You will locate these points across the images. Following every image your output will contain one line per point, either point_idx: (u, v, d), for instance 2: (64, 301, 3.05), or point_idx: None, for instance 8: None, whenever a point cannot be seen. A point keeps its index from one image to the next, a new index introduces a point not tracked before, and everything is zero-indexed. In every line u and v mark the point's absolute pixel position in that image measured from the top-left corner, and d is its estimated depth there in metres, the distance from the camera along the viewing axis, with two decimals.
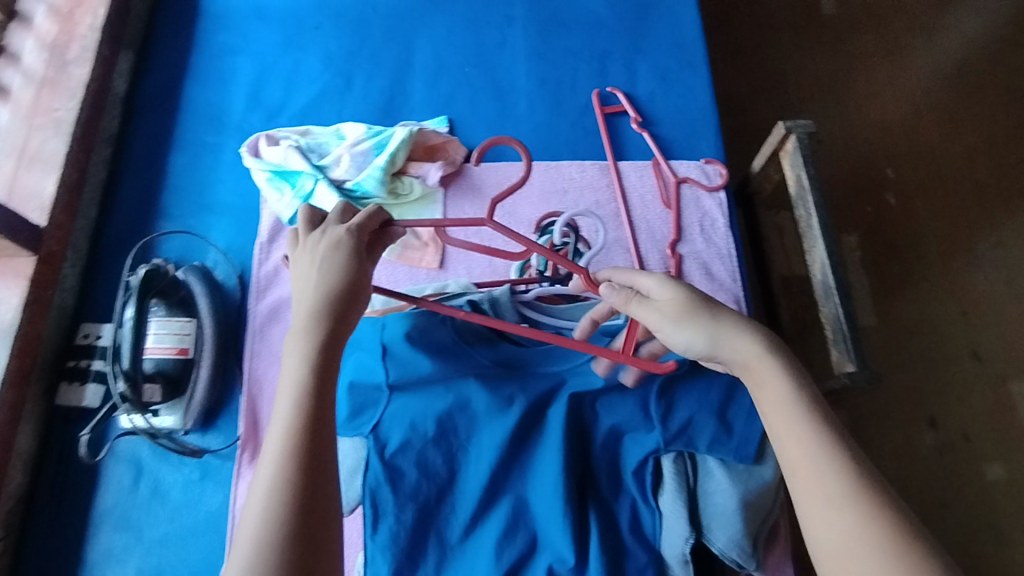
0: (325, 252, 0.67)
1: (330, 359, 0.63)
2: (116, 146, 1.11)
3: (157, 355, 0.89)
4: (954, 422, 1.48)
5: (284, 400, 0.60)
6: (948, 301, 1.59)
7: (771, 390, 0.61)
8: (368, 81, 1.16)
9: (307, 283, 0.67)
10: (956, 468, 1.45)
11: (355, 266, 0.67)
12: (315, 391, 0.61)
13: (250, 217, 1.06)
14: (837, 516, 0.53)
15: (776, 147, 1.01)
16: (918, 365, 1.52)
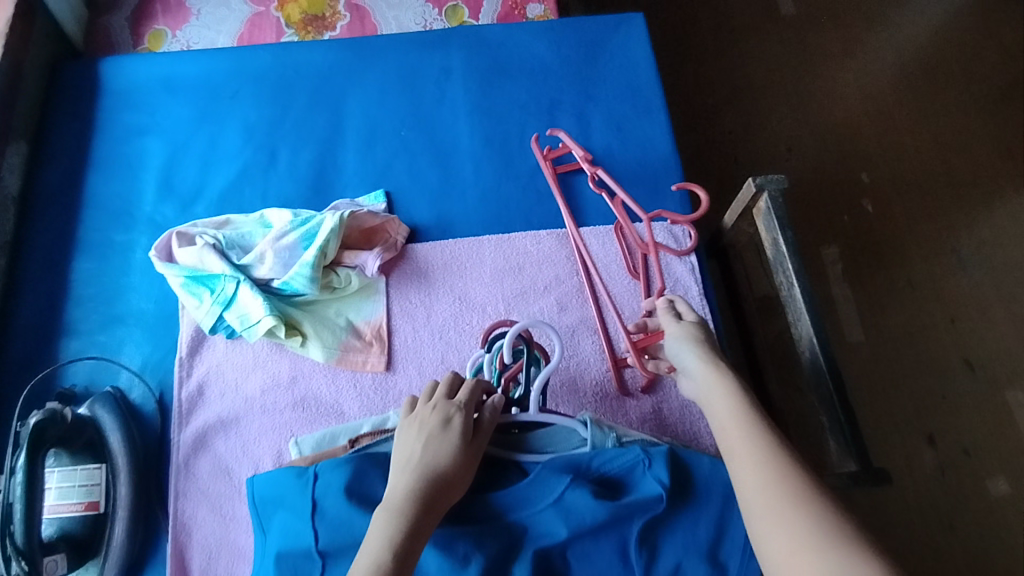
0: (436, 433, 0.65)
1: (419, 536, 0.59)
2: (13, 255, 0.98)
3: (61, 515, 0.78)
4: (952, 437, 1.39)
5: (358, 575, 0.56)
6: (935, 310, 1.51)
7: (721, 409, 0.67)
8: (294, 156, 1.04)
9: (410, 453, 0.65)
10: (961, 487, 1.35)
11: (465, 448, 0.65)
12: (393, 573, 0.56)
13: (167, 327, 0.93)
14: (779, 517, 0.56)
15: (748, 206, 0.92)
16: (912, 381, 1.43)
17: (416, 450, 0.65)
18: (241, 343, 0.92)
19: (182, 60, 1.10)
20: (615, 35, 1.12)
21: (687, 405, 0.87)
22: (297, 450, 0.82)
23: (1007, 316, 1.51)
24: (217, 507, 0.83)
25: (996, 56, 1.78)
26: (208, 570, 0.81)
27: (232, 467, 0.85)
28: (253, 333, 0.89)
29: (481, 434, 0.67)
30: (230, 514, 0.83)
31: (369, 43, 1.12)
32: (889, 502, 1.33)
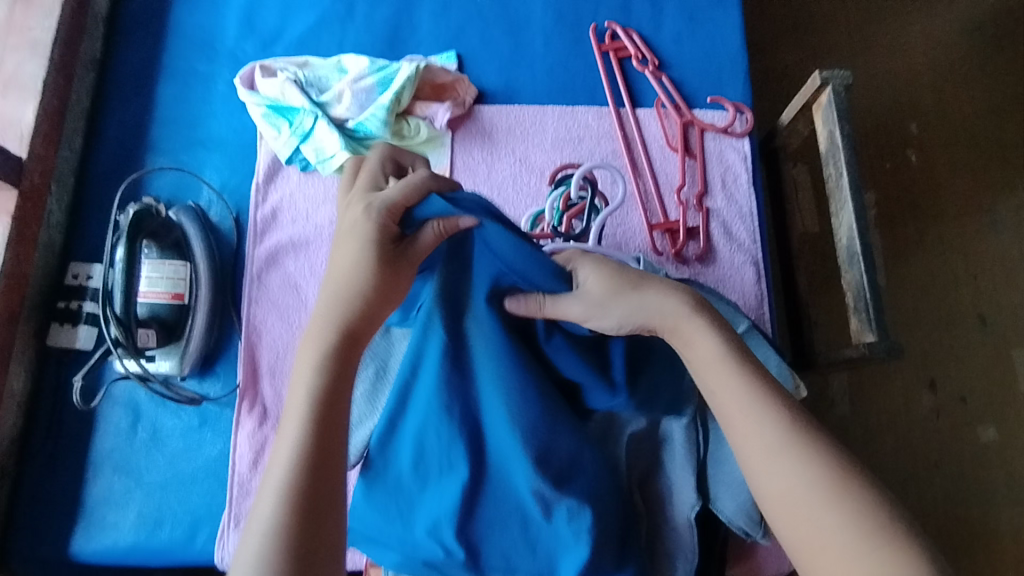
0: (358, 215, 0.60)
1: (335, 399, 0.58)
2: (100, 72, 1.02)
3: (151, 299, 0.86)
4: (954, 384, 1.45)
5: (286, 439, 0.57)
6: (961, 266, 1.53)
7: (697, 351, 0.61)
8: (372, 10, 1.06)
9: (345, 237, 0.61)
10: (951, 428, 1.43)
11: (383, 258, 0.59)
12: (321, 427, 0.57)
13: (245, 155, 0.99)
14: (785, 468, 0.55)
15: (809, 100, 0.95)
16: (924, 327, 1.48)
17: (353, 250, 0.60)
18: (314, 176, 0.98)
19: None
20: None
21: (723, 279, 0.93)
22: None
23: None
24: (285, 316, 0.92)
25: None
26: (276, 367, 0.90)
27: (300, 284, 0.94)
28: (328, 166, 0.95)
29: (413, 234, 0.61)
30: (297, 323, 0.92)
31: None
32: (879, 433, 1.41)
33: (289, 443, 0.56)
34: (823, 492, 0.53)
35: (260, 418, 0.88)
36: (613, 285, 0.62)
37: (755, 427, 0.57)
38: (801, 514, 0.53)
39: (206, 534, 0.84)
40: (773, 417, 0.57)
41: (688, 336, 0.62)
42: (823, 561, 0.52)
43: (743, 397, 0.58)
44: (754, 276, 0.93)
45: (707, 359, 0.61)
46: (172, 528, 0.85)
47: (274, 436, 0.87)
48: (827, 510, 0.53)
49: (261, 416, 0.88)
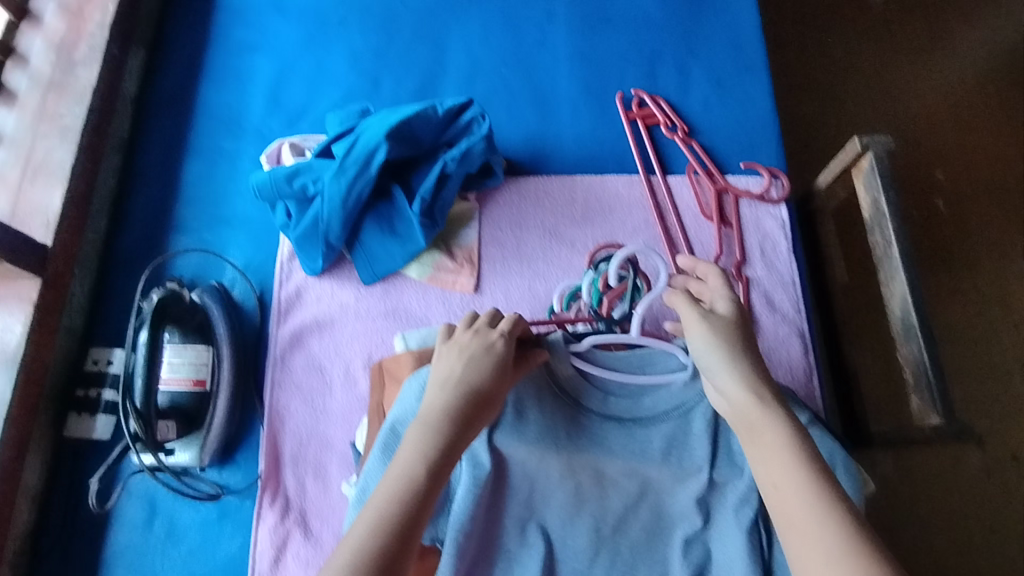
0: (476, 352, 0.63)
1: (440, 473, 0.56)
2: (127, 152, 1.02)
3: (172, 387, 0.83)
4: (1004, 442, 1.37)
5: (366, 517, 0.53)
6: (1000, 317, 1.47)
7: (735, 396, 0.62)
8: (397, 85, 1.06)
9: (449, 369, 0.62)
10: (1005, 491, 1.34)
11: (502, 370, 0.63)
12: (410, 509, 0.53)
13: (270, 233, 0.97)
14: (804, 526, 0.53)
15: (849, 165, 0.92)
16: (969, 385, 1.41)
17: (453, 370, 0.62)
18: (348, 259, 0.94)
19: None
20: None
21: (767, 353, 0.88)
22: (404, 343, 0.78)
23: None
24: (309, 400, 0.88)
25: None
26: (298, 455, 0.86)
27: (324, 365, 0.90)
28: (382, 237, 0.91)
29: (523, 365, 0.67)
30: (321, 408, 0.88)
31: None
32: (932, 494, 1.32)
33: (366, 528, 0.52)
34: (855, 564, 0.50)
35: (282, 511, 0.83)
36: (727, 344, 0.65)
37: (798, 497, 0.54)
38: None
39: None
40: (826, 507, 0.53)
41: (756, 421, 0.60)
42: None
43: (792, 486, 0.55)
44: (801, 349, 0.89)
45: (767, 449, 0.58)
46: None
47: (296, 530, 0.82)
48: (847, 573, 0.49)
49: (283, 509, 0.83)
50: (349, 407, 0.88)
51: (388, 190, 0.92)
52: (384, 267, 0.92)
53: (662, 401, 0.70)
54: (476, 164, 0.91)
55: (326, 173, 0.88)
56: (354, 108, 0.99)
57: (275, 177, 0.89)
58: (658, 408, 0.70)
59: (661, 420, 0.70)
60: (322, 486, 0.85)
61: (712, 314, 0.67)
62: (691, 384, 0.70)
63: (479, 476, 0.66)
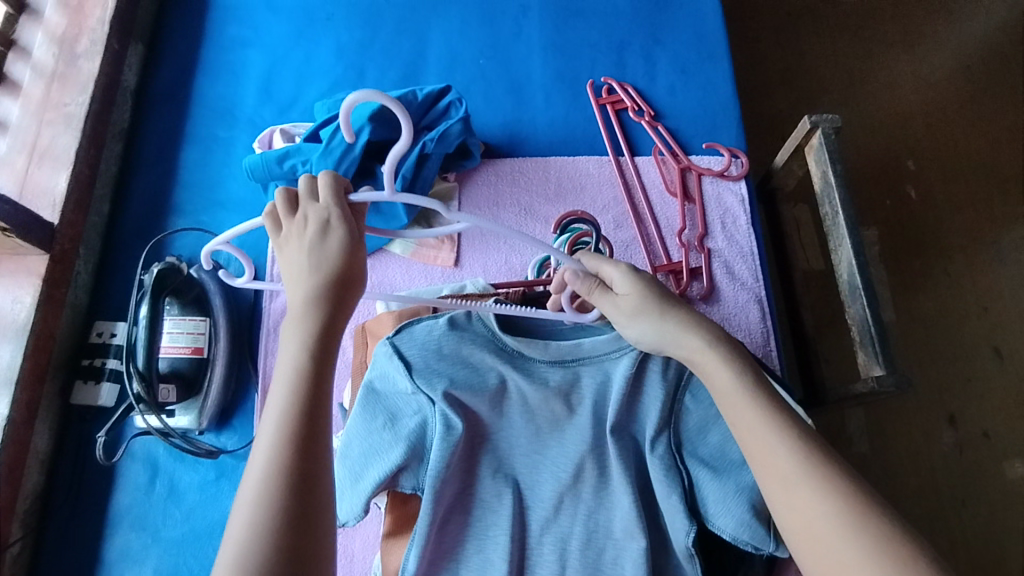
0: (316, 240, 0.59)
1: (320, 376, 0.59)
2: (127, 140, 1.08)
3: (172, 355, 0.88)
4: (974, 419, 1.43)
5: (262, 449, 0.55)
6: (968, 297, 1.53)
7: (709, 358, 0.66)
8: (381, 76, 1.13)
9: (297, 265, 0.59)
10: (973, 463, 1.40)
11: (353, 242, 0.60)
12: (302, 429, 0.56)
13: (262, 214, 1.03)
14: (801, 496, 0.57)
15: (801, 143, 0.99)
16: (938, 363, 1.47)
17: (300, 261, 0.59)
18: None
19: None
20: None
21: (728, 318, 0.95)
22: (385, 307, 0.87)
23: None
24: None
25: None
26: None
27: None
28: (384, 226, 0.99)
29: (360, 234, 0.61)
30: None
31: None
32: (902, 467, 1.39)
33: (266, 455, 0.55)
34: (814, 484, 0.57)
35: None
36: (654, 305, 0.68)
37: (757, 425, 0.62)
38: (814, 522, 0.56)
39: None
40: (809, 462, 0.58)
41: (711, 368, 0.66)
42: None
43: (773, 443, 0.60)
44: (759, 314, 0.95)
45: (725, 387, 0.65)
46: None
47: None
48: (809, 492, 0.57)
49: None
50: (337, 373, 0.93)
51: (373, 171, 0.99)
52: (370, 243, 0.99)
53: (592, 346, 0.74)
54: (455, 144, 0.98)
55: (314, 154, 0.95)
56: (341, 96, 1.07)
57: (266, 159, 0.96)
58: (594, 350, 0.74)
59: (587, 362, 0.74)
60: None
61: (617, 295, 0.69)
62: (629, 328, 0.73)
63: (451, 438, 0.72)
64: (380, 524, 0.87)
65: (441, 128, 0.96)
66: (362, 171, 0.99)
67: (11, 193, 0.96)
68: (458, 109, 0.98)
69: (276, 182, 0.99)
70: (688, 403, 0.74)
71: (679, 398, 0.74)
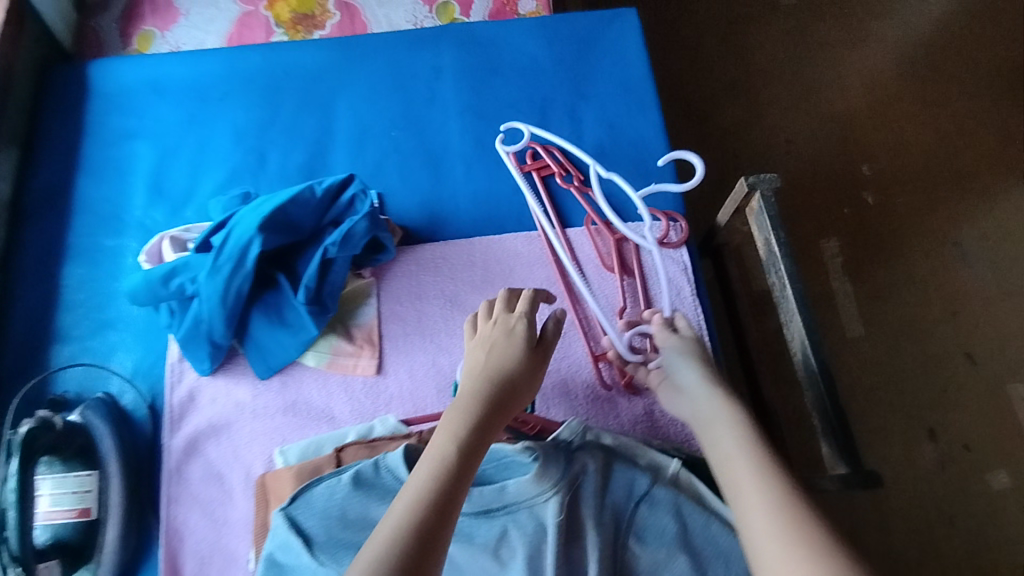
0: (502, 342, 0.71)
1: (473, 454, 0.60)
2: (3, 260, 0.97)
3: (53, 523, 0.78)
4: (954, 431, 1.37)
5: (396, 510, 0.55)
6: (935, 303, 1.47)
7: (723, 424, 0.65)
8: (284, 159, 1.03)
9: (476, 362, 0.70)
10: (959, 480, 1.33)
11: (529, 353, 0.71)
12: (438, 500, 0.55)
13: (158, 335, 0.92)
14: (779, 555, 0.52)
15: (741, 204, 0.91)
16: (908, 376, 1.40)
17: (481, 358, 0.70)
18: (233, 371, 0.90)
19: (172, 62, 1.09)
20: (608, 33, 1.11)
21: None
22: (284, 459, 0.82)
23: (1010, 307, 1.47)
24: (208, 512, 0.83)
25: (1014, 36, 1.71)
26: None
27: (223, 472, 0.85)
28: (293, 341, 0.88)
29: (545, 342, 0.73)
30: (222, 519, 0.83)
31: (358, 44, 1.11)
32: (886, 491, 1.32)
33: (427, 471, 0.58)
34: (796, 548, 0.51)
35: None
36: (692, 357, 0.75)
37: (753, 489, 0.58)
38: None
39: None
40: (796, 527, 0.53)
41: (715, 419, 0.66)
42: None
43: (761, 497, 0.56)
44: None
45: (722, 440, 0.64)
46: None
47: None
48: (793, 561, 0.51)
49: None
50: (250, 516, 0.83)
51: (274, 279, 0.88)
52: (278, 360, 0.88)
53: (518, 490, 0.64)
54: (362, 244, 0.87)
55: (201, 272, 0.84)
56: (236, 193, 0.97)
57: (149, 279, 0.86)
58: (520, 493, 0.64)
59: (515, 508, 0.64)
60: None
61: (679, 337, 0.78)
62: (555, 464, 0.65)
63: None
64: None
65: (344, 228, 0.86)
66: (263, 280, 0.89)
67: None
68: (363, 204, 0.89)
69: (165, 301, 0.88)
70: (636, 547, 0.64)
71: (624, 542, 0.64)
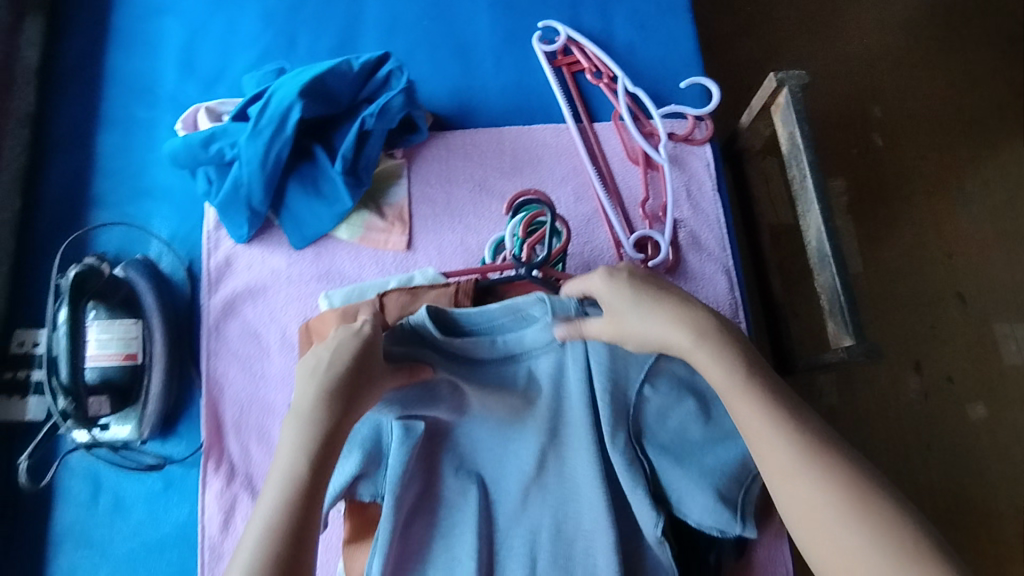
0: (343, 338, 0.61)
1: (320, 471, 0.56)
2: (35, 126, 0.98)
3: (101, 363, 0.82)
4: (940, 365, 1.43)
5: (244, 549, 0.53)
6: (933, 244, 1.51)
7: (713, 371, 0.61)
8: (315, 42, 1.03)
9: (316, 358, 0.61)
10: (940, 410, 1.40)
11: (377, 347, 0.61)
12: (289, 539, 0.53)
13: (193, 203, 0.94)
14: (815, 501, 0.55)
15: (768, 101, 0.93)
16: (903, 312, 1.46)
17: (320, 359, 0.61)
18: (268, 238, 0.93)
19: None
20: None
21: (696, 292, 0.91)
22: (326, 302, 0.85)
23: (1002, 252, 1.53)
24: (247, 367, 0.88)
25: None
26: (240, 421, 0.87)
27: (260, 332, 0.90)
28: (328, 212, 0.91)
29: None
30: (260, 374, 0.88)
31: None
32: (870, 416, 1.39)
33: (273, 502, 0.54)
34: (824, 488, 0.54)
35: (228, 476, 0.84)
36: (619, 305, 0.63)
37: (752, 421, 0.58)
38: (840, 541, 0.53)
39: None
40: (823, 472, 0.55)
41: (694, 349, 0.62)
42: None
43: (781, 445, 0.57)
44: (727, 284, 0.91)
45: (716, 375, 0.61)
46: None
47: (243, 494, 0.83)
48: (830, 502, 0.54)
49: (228, 474, 0.84)
50: (287, 372, 0.88)
51: (310, 151, 0.91)
52: (313, 230, 0.91)
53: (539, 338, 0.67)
54: (397, 119, 0.89)
55: (241, 136, 0.87)
56: (270, 68, 0.97)
57: (190, 142, 0.88)
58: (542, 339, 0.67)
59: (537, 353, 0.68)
60: (266, 450, 0.85)
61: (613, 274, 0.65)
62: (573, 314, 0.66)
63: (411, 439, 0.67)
64: (342, 525, 0.83)
65: (381, 101, 0.88)
66: (299, 151, 0.91)
67: None
68: (400, 80, 0.90)
69: (204, 167, 0.91)
70: (648, 391, 0.69)
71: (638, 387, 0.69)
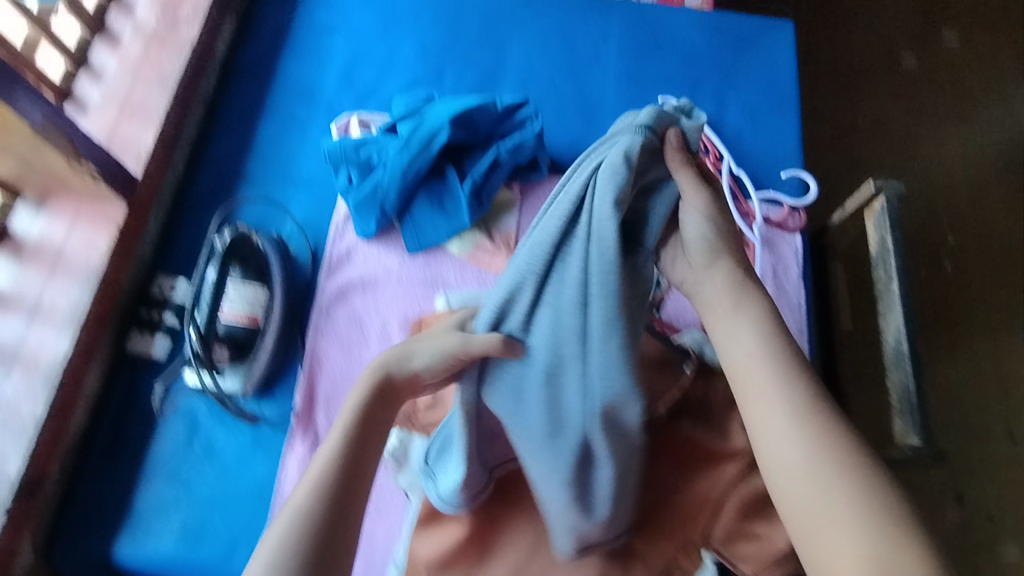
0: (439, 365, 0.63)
1: (364, 443, 0.62)
2: (210, 108, 1.11)
3: (229, 320, 0.92)
4: (983, 502, 1.40)
5: (302, 490, 0.59)
6: (991, 380, 1.50)
7: (743, 317, 0.64)
8: (458, 80, 1.17)
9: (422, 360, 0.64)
10: (980, 549, 1.37)
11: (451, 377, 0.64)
12: (337, 492, 0.58)
13: (329, 197, 1.06)
14: (787, 436, 0.58)
15: (862, 204, 1.00)
16: (954, 442, 1.44)
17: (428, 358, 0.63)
18: (386, 238, 1.03)
19: None
20: (763, 39, 1.22)
21: None
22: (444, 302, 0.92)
23: None
24: (347, 350, 0.96)
25: None
26: (331, 397, 0.94)
27: (364, 321, 0.98)
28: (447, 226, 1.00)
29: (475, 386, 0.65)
30: (357, 358, 0.96)
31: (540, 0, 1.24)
32: None
33: (326, 458, 0.60)
34: (800, 431, 0.58)
35: (311, 445, 0.90)
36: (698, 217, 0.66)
37: (759, 370, 0.61)
38: (806, 484, 0.56)
39: (244, 555, 0.85)
40: (804, 413, 0.59)
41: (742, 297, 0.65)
42: (819, 548, 0.54)
43: (773, 384, 0.60)
44: None
45: (744, 319, 0.64)
46: (210, 546, 0.85)
47: None
48: (802, 443, 0.58)
49: (312, 444, 0.90)
50: None
51: (443, 170, 1.02)
52: (429, 239, 1.01)
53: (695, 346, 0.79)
54: (525, 156, 1.02)
55: (391, 148, 0.99)
56: (420, 94, 1.09)
57: (344, 145, 1.01)
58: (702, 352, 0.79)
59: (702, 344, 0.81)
60: None
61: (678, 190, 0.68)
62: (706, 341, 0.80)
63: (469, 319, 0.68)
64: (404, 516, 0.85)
65: (517, 139, 1.00)
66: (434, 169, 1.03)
67: (100, 141, 0.97)
68: (534, 122, 1.02)
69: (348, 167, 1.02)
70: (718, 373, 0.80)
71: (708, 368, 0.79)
